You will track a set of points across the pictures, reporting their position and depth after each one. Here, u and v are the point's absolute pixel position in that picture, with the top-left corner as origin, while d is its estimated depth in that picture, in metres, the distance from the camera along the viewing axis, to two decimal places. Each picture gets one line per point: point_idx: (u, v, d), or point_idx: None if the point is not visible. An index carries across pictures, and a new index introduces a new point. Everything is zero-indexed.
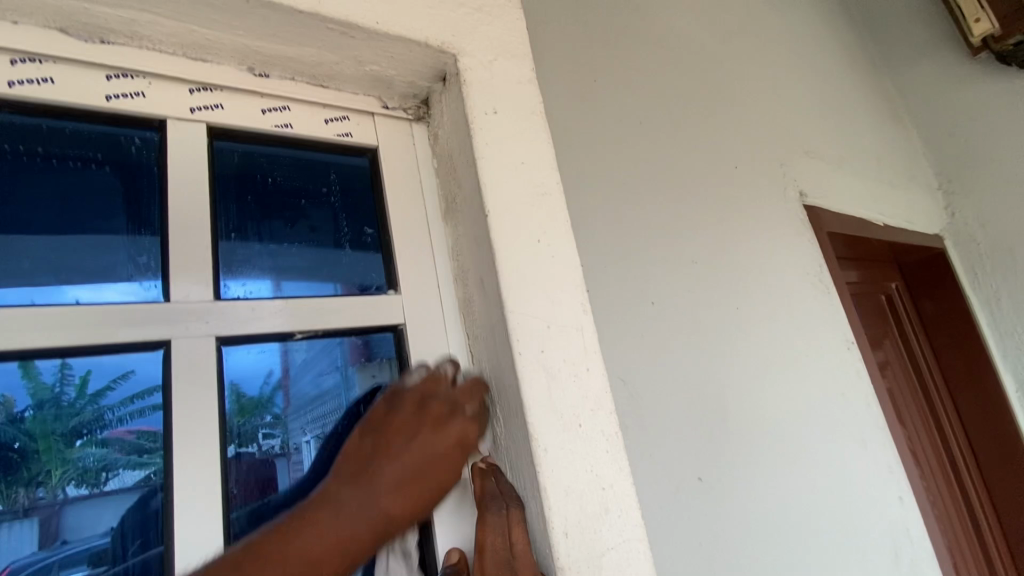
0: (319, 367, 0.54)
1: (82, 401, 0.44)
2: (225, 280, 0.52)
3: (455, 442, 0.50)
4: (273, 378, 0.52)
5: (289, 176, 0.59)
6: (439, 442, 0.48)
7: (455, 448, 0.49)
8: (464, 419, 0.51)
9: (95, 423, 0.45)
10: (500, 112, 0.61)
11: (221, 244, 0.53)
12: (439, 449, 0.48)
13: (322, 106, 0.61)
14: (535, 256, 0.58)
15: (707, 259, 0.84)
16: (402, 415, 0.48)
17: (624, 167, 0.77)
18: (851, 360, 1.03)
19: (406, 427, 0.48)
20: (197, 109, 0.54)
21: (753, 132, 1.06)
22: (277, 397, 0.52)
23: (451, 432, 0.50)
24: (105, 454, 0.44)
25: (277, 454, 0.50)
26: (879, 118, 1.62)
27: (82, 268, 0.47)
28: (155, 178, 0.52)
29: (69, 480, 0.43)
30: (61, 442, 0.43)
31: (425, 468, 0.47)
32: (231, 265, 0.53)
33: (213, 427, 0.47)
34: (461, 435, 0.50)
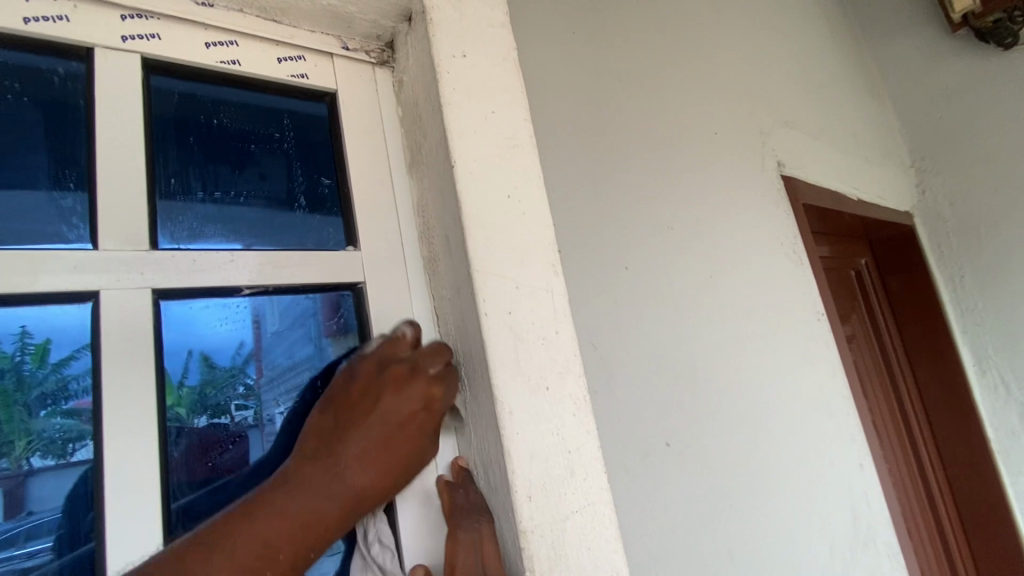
0: (293, 338, 0.52)
1: (44, 370, 0.41)
2: (162, 228, 0.47)
3: (420, 405, 0.47)
4: (245, 349, 0.49)
5: (237, 119, 0.54)
6: (404, 403, 0.46)
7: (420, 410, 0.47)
8: (427, 379, 0.48)
9: (60, 394, 0.41)
10: (470, 57, 0.57)
11: (159, 199, 0.48)
12: (402, 413, 0.46)
13: (274, 44, 0.55)
14: (505, 213, 0.55)
15: (683, 225, 0.82)
16: (362, 382, 0.45)
17: (601, 126, 0.74)
18: (820, 331, 1.04)
19: (364, 394, 0.45)
20: (130, 38, 0.48)
21: (733, 99, 1.04)
22: (249, 367, 0.49)
23: (415, 389, 0.47)
24: (73, 424, 0.41)
25: (249, 425, 0.48)
26: (858, 92, 1.61)
27: (37, 224, 0.43)
28: (81, 112, 0.46)
29: (34, 450, 0.40)
30: (23, 412, 0.40)
31: (392, 433, 0.45)
32: (171, 213, 0.48)
33: (149, 383, 0.44)
34: (427, 394, 0.48)
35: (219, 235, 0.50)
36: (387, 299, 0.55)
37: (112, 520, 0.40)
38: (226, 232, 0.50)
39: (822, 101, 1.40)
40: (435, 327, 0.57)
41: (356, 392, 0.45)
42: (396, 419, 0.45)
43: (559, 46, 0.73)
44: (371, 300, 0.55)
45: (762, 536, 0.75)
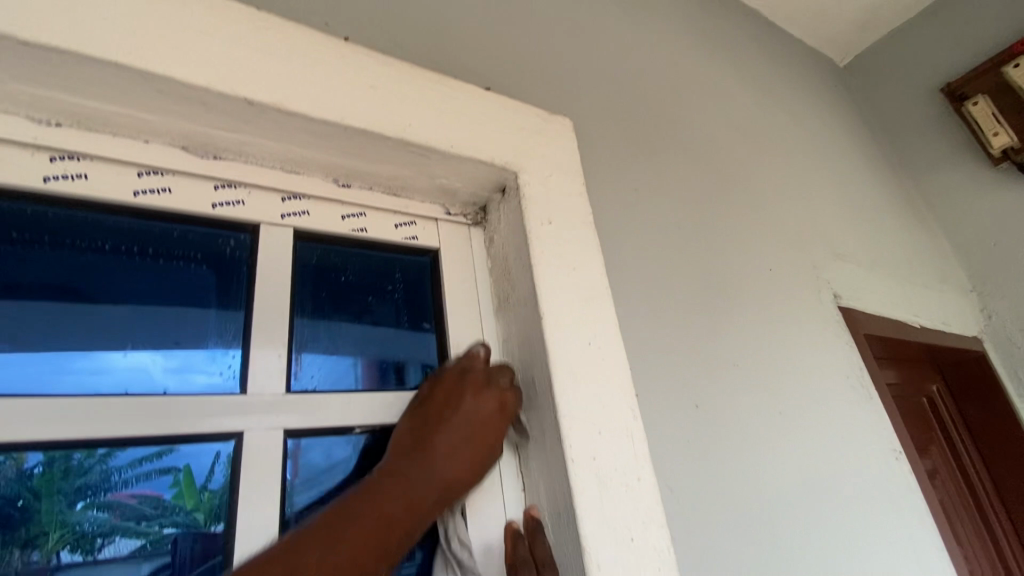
0: (330, 440, 0.55)
1: (91, 462, 0.45)
2: (295, 349, 0.56)
3: (496, 407, 0.57)
4: (283, 451, 0.52)
5: (360, 275, 0.64)
6: (479, 407, 0.56)
7: (495, 413, 0.57)
8: (501, 388, 0.58)
9: (101, 486, 0.45)
10: (555, 222, 0.66)
11: (296, 319, 0.58)
12: (478, 414, 0.55)
13: (393, 212, 0.67)
14: (588, 361, 0.60)
15: (747, 359, 0.85)
16: (446, 389, 0.56)
17: (665, 270, 0.81)
18: (901, 470, 0.99)
19: (448, 396, 0.55)
20: (287, 215, 0.60)
21: (785, 237, 1.10)
22: (287, 468, 0.51)
23: (490, 398, 0.57)
24: (105, 518, 0.45)
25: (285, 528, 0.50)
26: (905, 220, 1.66)
27: (137, 336, 0.50)
28: (244, 275, 0.57)
29: (64, 544, 0.43)
30: (63, 503, 0.44)
31: (473, 433, 0.54)
32: (302, 339, 0.57)
33: (274, 508, 0.49)
34: (501, 397, 0.58)
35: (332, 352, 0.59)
36: None
37: None
38: (337, 353, 0.59)
39: (870, 232, 1.44)
40: (519, 467, 0.60)
41: (441, 397, 0.55)
42: (476, 416, 0.55)
43: (626, 202, 0.82)
44: None
45: None
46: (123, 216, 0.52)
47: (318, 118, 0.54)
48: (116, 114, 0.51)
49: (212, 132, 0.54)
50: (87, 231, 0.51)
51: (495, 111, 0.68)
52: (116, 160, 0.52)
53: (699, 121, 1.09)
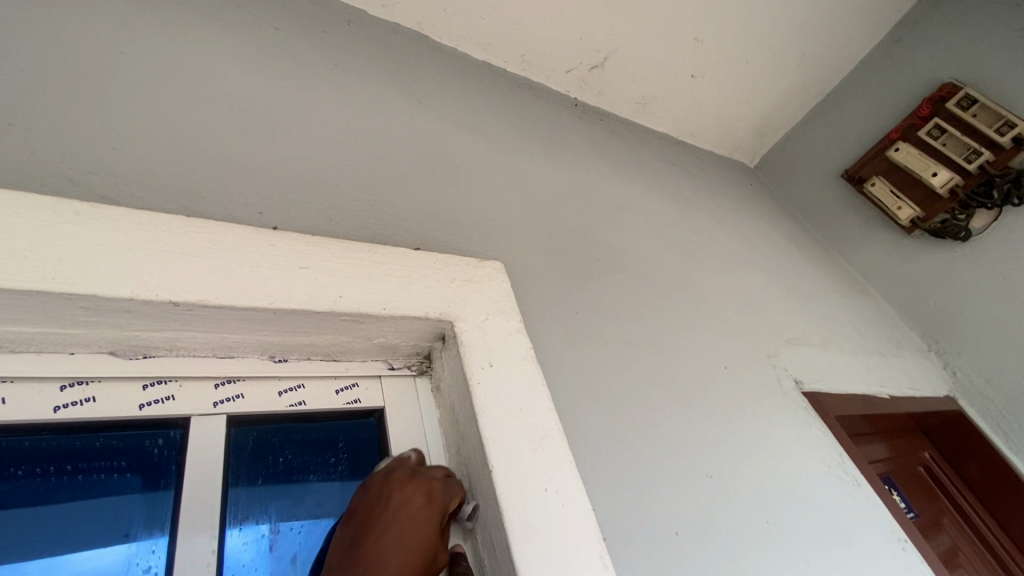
0: None
1: None
2: (230, 528, 0.53)
3: (424, 498, 0.56)
4: None
5: (299, 452, 0.62)
6: (410, 500, 0.55)
7: (424, 505, 0.55)
8: (430, 479, 0.58)
9: None
10: (496, 364, 0.67)
11: (231, 490, 0.55)
12: (411, 503, 0.55)
13: (333, 378, 0.67)
14: (546, 507, 0.57)
15: (721, 468, 0.83)
16: (374, 488, 0.56)
17: (616, 388, 0.82)
18: (912, 563, 0.93)
19: (377, 501, 0.54)
20: (220, 401, 0.59)
21: (731, 333, 1.14)
22: None
23: (415, 489, 0.56)
24: None
25: None
26: (845, 294, 1.75)
27: (67, 562, 0.47)
28: (173, 473, 0.54)
29: None
30: None
31: (407, 531, 0.53)
32: (239, 515, 0.54)
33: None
34: (432, 483, 0.58)
35: (271, 527, 0.55)
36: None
37: None
38: (278, 525, 0.56)
39: (815, 312, 1.51)
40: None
41: (370, 509, 0.54)
42: (407, 510, 0.54)
43: (567, 327, 0.85)
44: None
45: None
46: (40, 435, 0.50)
47: (244, 306, 0.56)
48: (40, 333, 0.51)
49: (140, 333, 0.55)
50: (30, 452, 0.50)
51: (426, 266, 0.71)
52: (39, 378, 0.52)
53: (628, 240, 1.18)
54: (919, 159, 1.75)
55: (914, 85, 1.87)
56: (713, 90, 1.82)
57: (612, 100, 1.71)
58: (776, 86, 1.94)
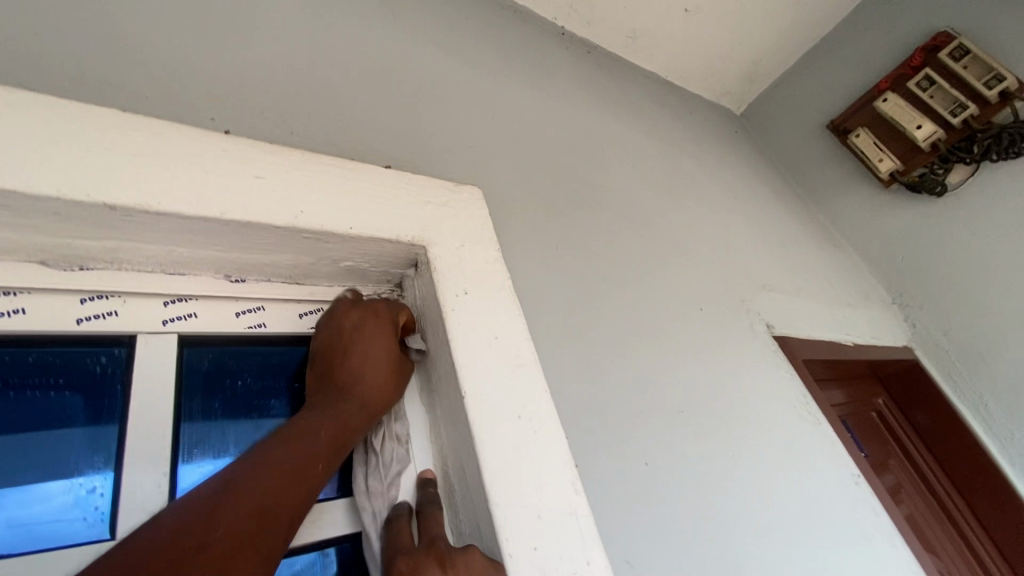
0: None
1: None
2: (182, 464, 0.50)
3: (371, 315, 0.60)
4: None
5: (259, 377, 0.58)
6: (360, 324, 0.59)
7: (371, 319, 0.59)
8: (372, 303, 0.62)
9: None
10: (471, 292, 0.64)
11: (183, 424, 0.51)
12: (361, 325, 0.58)
13: (296, 301, 0.62)
14: (518, 435, 0.56)
15: (692, 404, 0.83)
16: (326, 328, 0.59)
17: (594, 324, 0.80)
18: (863, 496, 0.97)
19: (329, 337, 0.57)
20: (169, 320, 0.54)
21: (709, 276, 1.14)
22: None
23: (360, 312, 0.60)
24: None
25: None
26: (820, 246, 1.76)
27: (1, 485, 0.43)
28: (118, 395, 0.50)
29: None
30: None
31: (366, 345, 0.57)
32: (192, 450, 0.51)
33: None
34: (373, 307, 0.61)
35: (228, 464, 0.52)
36: None
37: None
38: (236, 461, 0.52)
39: (790, 260, 1.52)
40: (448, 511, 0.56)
41: (327, 342, 0.57)
42: (359, 330, 0.58)
43: (546, 261, 0.82)
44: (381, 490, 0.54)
45: None
46: None
47: (192, 216, 0.50)
48: None
49: (73, 241, 0.49)
50: None
51: (397, 186, 0.66)
52: None
53: (611, 178, 1.14)
54: (905, 111, 1.71)
55: (908, 32, 1.81)
56: (707, 28, 1.74)
57: (602, 31, 1.61)
58: (770, 27, 1.86)
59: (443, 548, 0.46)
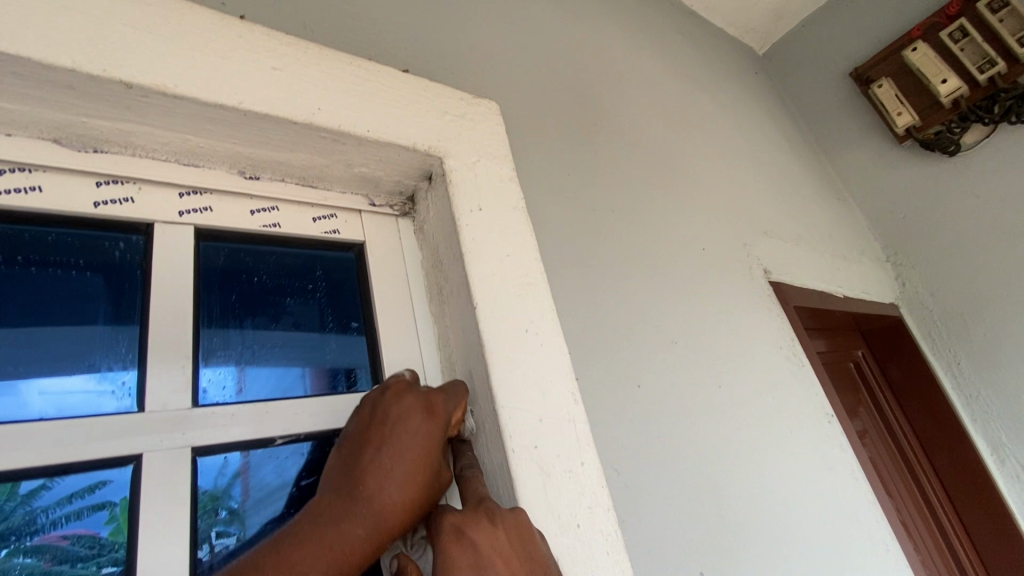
0: (282, 457, 0.50)
1: (11, 503, 0.39)
2: (202, 368, 0.50)
3: (422, 410, 0.49)
4: (230, 468, 0.47)
5: (274, 275, 0.58)
6: (407, 415, 0.48)
7: (421, 415, 0.48)
8: (428, 391, 0.51)
9: (25, 529, 0.40)
10: (485, 208, 0.63)
11: (202, 330, 0.52)
12: (407, 418, 0.48)
13: (310, 205, 0.62)
14: (524, 348, 0.58)
15: (685, 336, 0.86)
16: (369, 409, 0.49)
17: (600, 253, 0.81)
18: (834, 434, 1.03)
19: (370, 424, 0.47)
20: (186, 212, 0.54)
21: (715, 217, 1.13)
22: (234, 488, 0.47)
23: (413, 399, 0.49)
24: (34, 564, 0.39)
25: (230, 555, 0.45)
26: (825, 198, 1.76)
27: (32, 355, 0.44)
28: (138, 280, 0.50)
29: None
30: None
31: (407, 447, 0.46)
32: (209, 357, 0.51)
33: (182, 560, 0.43)
34: (427, 399, 0.50)
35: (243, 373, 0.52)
36: None
37: None
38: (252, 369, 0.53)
39: (794, 210, 1.52)
40: None
41: (365, 430, 0.47)
42: (404, 423, 0.47)
43: (558, 187, 0.82)
44: None
45: None
46: None
47: (208, 102, 0.49)
48: None
49: (87, 120, 0.48)
50: None
51: (414, 93, 0.64)
52: None
53: (628, 108, 1.10)
54: (933, 63, 1.64)
55: None
56: None
57: None
58: None
59: (493, 504, 0.46)
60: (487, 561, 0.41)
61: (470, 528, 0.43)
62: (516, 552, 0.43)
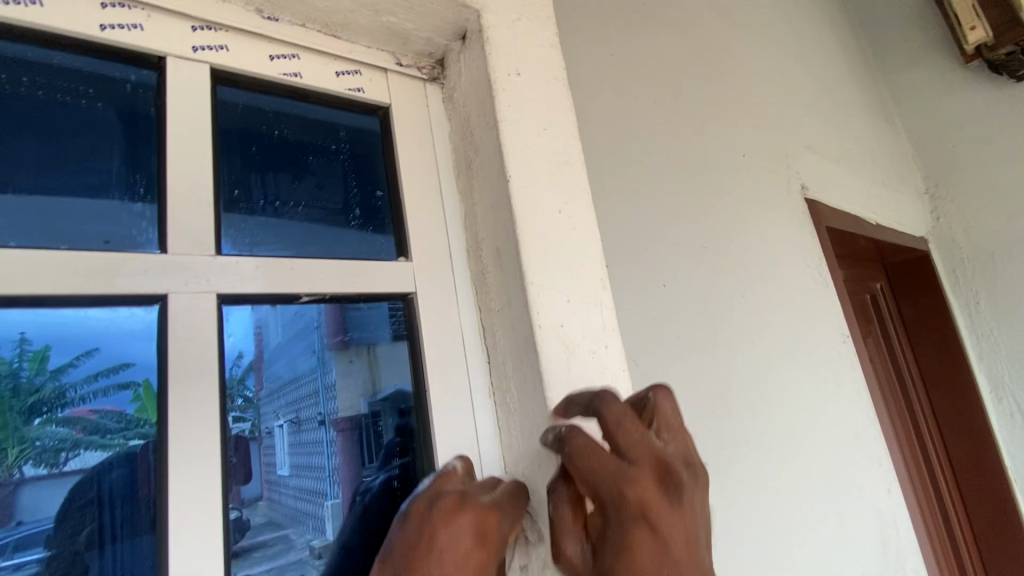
0: (294, 350, 0.49)
1: (41, 377, 0.40)
2: (225, 230, 0.48)
3: (473, 540, 0.41)
4: (245, 360, 0.46)
5: (296, 131, 0.55)
6: (457, 544, 0.41)
7: (472, 546, 0.41)
8: (482, 507, 0.43)
9: (57, 401, 0.40)
10: (523, 75, 0.58)
11: (224, 207, 0.48)
12: (460, 547, 0.41)
13: (332, 58, 0.57)
14: (556, 228, 0.55)
15: (715, 242, 0.83)
16: (416, 523, 0.41)
17: (637, 145, 0.76)
18: (847, 354, 1.03)
19: (417, 548, 0.40)
20: (200, 49, 0.49)
21: (758, 123, 1.06)
22: (249, 379, 0.46)
23: (466, 522, 0.42)
24: (67, 433, 0.40)
25: (247, 438, 0.45)
26: (873, 119, 1.63)
27: (50, 186, 0.42)
28: (152, 119, 0.47)
29: (26, 459, 0.38)
30: (17, 419, 0.39)
31: None
32: (233, 220, 0.48)
33: (213, 402, 0.43)
34: (481, 520, 0.43)
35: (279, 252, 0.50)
36: (435, 307, 0.55)
37: (174, 519, 0.40)
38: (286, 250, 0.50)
39: (840, 128, 1.41)
40: (477, 295, 0.58)
41: (414, 554, 0.39)
42: (455, 555, 0.40)
43: (598, 68, 0.75)
44: (421, 308, 0.55)
45: (796, 559, 0.76)
46: None
47: None
48: None
49: None
50: None
51: None
52: None
53: None
54: None
55: None
56: None
57: None
58: None
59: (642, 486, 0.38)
60: (672, 540, 0.37)
61: (647, 505, 0.37)
62: (693, 522, 0.38)
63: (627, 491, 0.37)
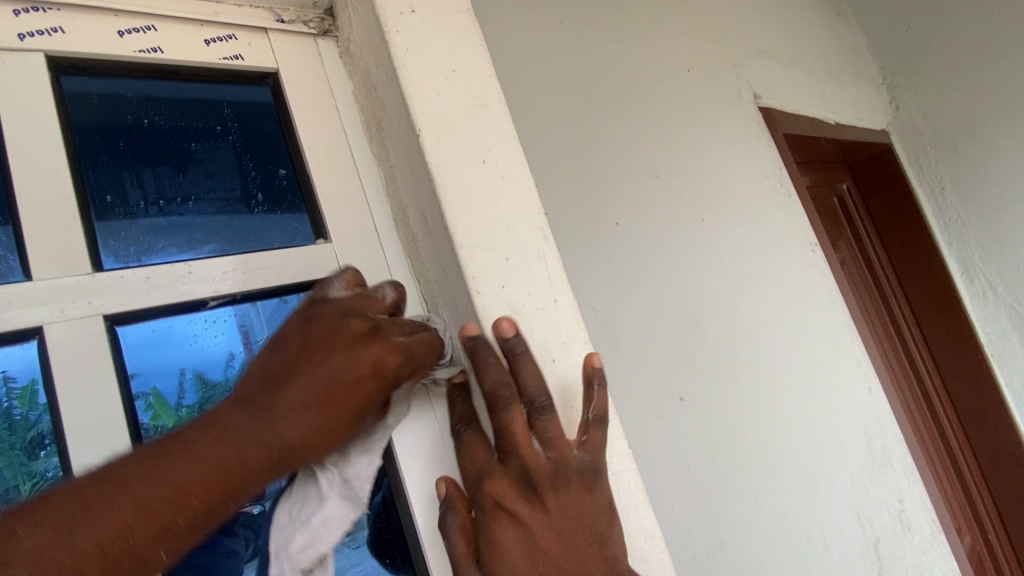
0: None
1: (35, 412, 0.38)
2: (104, 242, 0.42)
3: (371, 365, 0.39)
4: (235, 362, 0.46)
5: (170, 116, 0.48)
6: (349, 360, 0.39)
7: (367, 372, 0.39)
8: (390, 343, 0.41)
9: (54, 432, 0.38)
10: (420, 12, 0.51)
11: (97, 216, 0.43)
12: (348, 370, 0.38)
13: (198, 23, 0.49)
14: (483, 180, 0.50)
15: (667, 168, 0.79)
16: (318, 324, 0.39)
17: (568, 77, 0.70)
18: (817, 261, 1.01)
19: (310, 348, 0.38)
20: (28, 35, 0.42)
21: (701, 34, 0.99)
22: None
23: (367, 348, 0.39)
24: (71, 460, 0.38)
25: None
26: (822, 12, 1.56)
27: None
28: None
29: (41, 490, 0.38)
30: (22, 455, 0.38)
31: (333, 396, 0.38)
32: (113, 228, 0.43)
33: (123, 436, 0.39)
34: (385, 351, 0.40)
35: (172, 252, 0.45)
36: None
37: None
38: (179, 250, 0.45)
39: (788, 27, 1.35)
40: (412, 267, 0.53)
41: (306, 354, 0.38)
42: (343, 367, 0.38)
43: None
44: None
45: (783, 475, 0.77)
46: None
47: None
48: None
49: None
50: None
51: None
52: None
53: None
54: None
55: None
56: None
57: None
58: None
59: (503, 488, 0.42)
60: (537, 536, 0.41)
61: (508, 501, 0.41)
62: (564, 522, 0.42)
63: (490, 484, 0.42)
